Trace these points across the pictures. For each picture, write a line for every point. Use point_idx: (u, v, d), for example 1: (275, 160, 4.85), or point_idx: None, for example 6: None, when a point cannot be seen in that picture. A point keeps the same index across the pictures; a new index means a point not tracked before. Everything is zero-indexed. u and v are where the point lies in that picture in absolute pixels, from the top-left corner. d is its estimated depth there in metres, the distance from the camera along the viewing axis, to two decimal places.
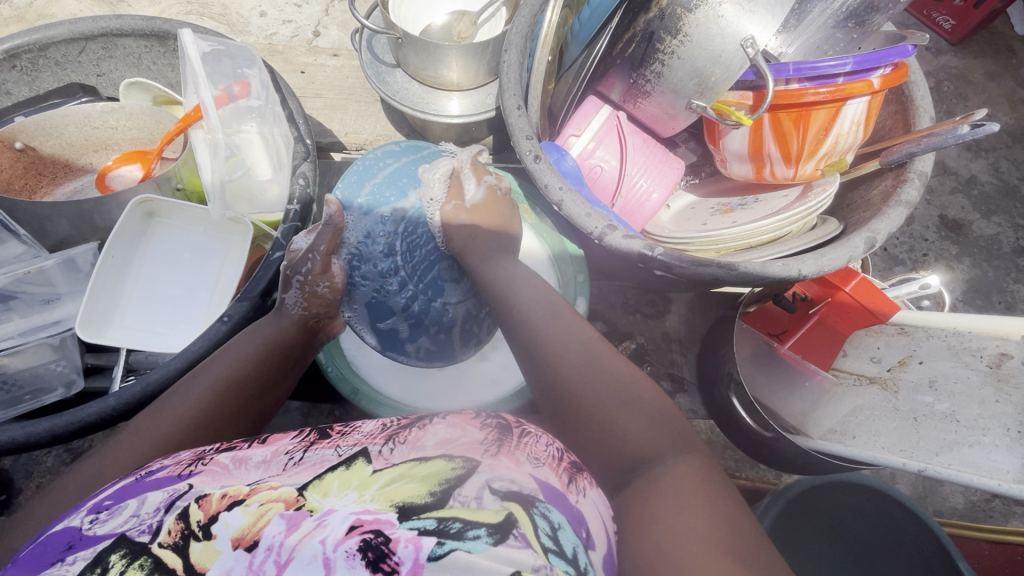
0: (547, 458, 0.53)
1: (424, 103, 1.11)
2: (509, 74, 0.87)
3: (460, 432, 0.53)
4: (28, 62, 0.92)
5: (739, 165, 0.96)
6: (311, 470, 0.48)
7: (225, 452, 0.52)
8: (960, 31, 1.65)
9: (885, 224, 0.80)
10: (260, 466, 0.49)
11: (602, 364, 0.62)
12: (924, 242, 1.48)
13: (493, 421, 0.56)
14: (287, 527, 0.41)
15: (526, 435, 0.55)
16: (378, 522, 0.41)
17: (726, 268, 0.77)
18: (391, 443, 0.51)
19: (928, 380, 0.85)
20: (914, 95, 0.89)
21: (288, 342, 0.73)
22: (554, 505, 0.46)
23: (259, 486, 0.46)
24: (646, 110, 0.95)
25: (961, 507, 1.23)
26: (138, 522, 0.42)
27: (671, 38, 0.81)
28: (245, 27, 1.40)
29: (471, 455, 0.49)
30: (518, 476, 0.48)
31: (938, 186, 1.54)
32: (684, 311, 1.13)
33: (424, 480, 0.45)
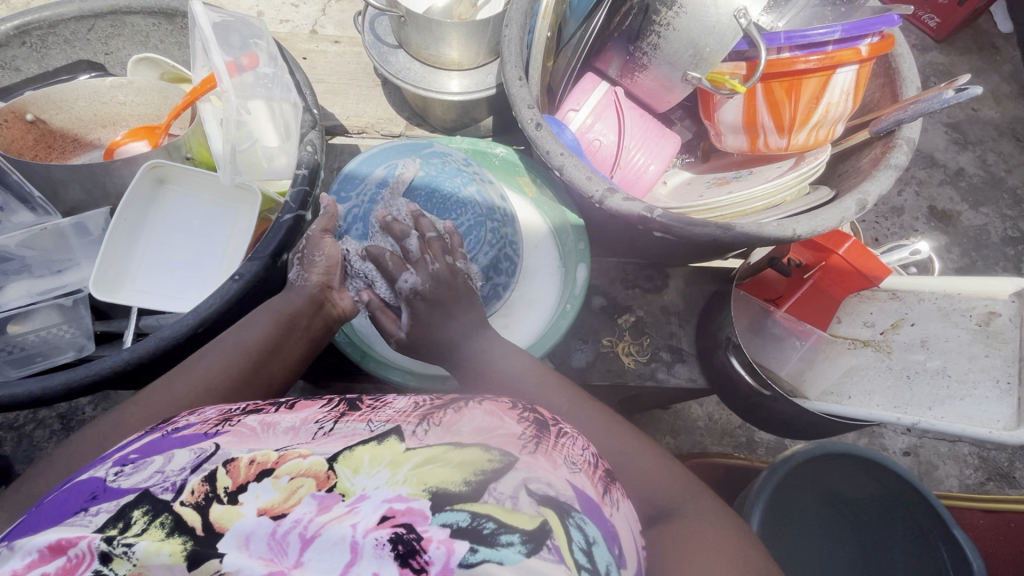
0: (583, 463, 0.52)
1: (425, 82, 1.13)
2: (510, 47, 0.89)
3: (498, 421, 0.52)
4: (37, 38, 0.94)
5: (733, 138, 0.99)
6: (341, 441, 0.47)
7: (252, 415, 0.51)
8: (945, 28, 1.69)
9: (875, 186, 0.83)
10: (288, 432, 0.48)
11: (603, 417, 0.65)
12: (914, 232, 1.51)
13: (530, 415, 0.55)
14: (318, 507, 0.39)
15: (563, 436, 0.54)
16: (410, 513, 0.39)
17: (723, 228, 0.79)
18: (426, 423, 0.50)
19: (920, 340, 0.88)
20: (901, 67, 0.93)
21: (299, 316, 0.72)
22: (588, 517, 0.45)
23: (288, 454, 0.44)
24: (642, 85, 0.98)
25: (956, 489, 1.25)
26: (162, 480, 0.41)
27: (667, 9, 0.84)
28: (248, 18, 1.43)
29: (509, 449, 0.48)
30: (555, 480, 0.46)
31: (927, 178, 1.58)
32: (681, 284, 1.16)
33: (459, 466, 0.44)
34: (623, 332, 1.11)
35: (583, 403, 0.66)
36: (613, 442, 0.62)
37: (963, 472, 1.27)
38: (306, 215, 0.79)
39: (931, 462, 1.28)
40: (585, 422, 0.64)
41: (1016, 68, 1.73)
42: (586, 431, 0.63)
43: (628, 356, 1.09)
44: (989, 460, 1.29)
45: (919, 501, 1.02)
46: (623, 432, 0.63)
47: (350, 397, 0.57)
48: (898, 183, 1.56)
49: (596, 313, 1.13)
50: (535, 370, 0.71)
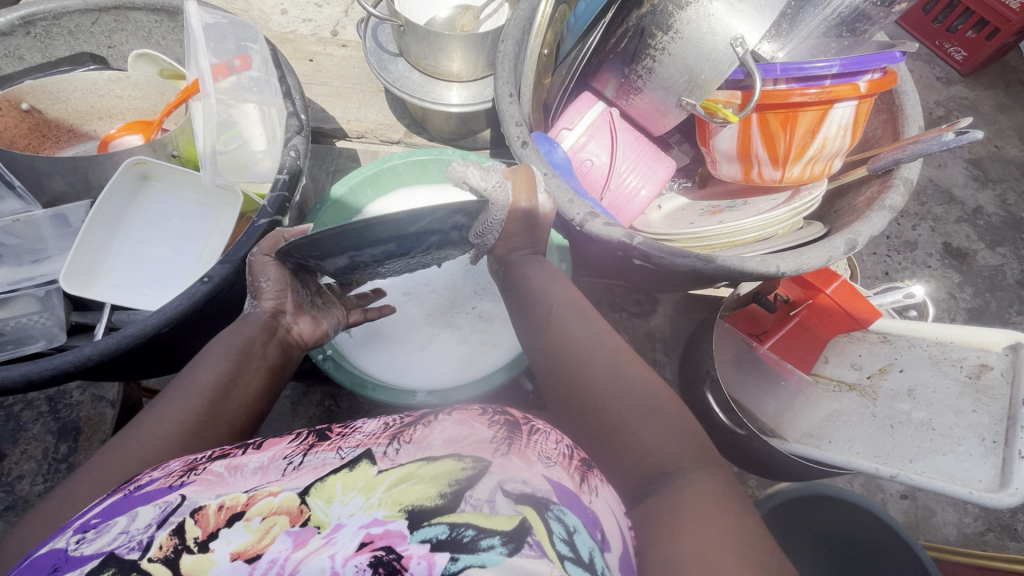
0: (558, 456, 0.53)
1: (423, 92, 1.13)
2: (504, 64, 0.89)
3: (468, 429, 0.53)
4: (42, 29, 0.95)
5: (727, 166, 0.97)
6: (311, 473, 0.47)
7: (218, 461, 0.50)
8: (971, 63, 1.64)
9: (867, 227, 0.80)
10: (256, 472, 0.48)
11: (619, 372, 0.61)
12: (926, 268, 1.46)
13: (501, 418, 0.56)
14: (293, 543, 0.40)
15: (535, 432, 0.55)
16: (388, 535, 0.40)
17: (704, 260, 0.77)
18: (396, 443, 0.50)
19: (907, 388, 0.84)
20: (904, 104, 0.90)
21: (252, 344, 0.68)
22: (568, 508, 0.46)
23: (257, 494, 0.45)
24: (637, 108, 0.97)
25: (953, 538, 1.20)
26: (127, 540, 0.41)
27: (662, 33, 0.83)
28: (263, 18, 1.45)
29: (482, 454, 0.49)
30: (531, 476, 0.48)
31: (943, 215, 1.53)
32: (670, 311, 1.14)
33: (432, 480, 0.45)
34: None
35: (604, 356, 0.63)
36: (625, 401, 0.58)
37: (962, 521, 1.21)
38: (282, 219, 0.79)
39: (929, 507, 1.22)
40: (595, 378, 0.61)
41: None
42: (591, 381, 0.61)
43: None
44: (991, 510, 1.23)
45: (905, 552, 0.95)
46: (638, 388, 0.59)
47: (318, 426, 0.56)
48: (912, 217, 1.52)
49: None
50: (556, 312, 0.69)
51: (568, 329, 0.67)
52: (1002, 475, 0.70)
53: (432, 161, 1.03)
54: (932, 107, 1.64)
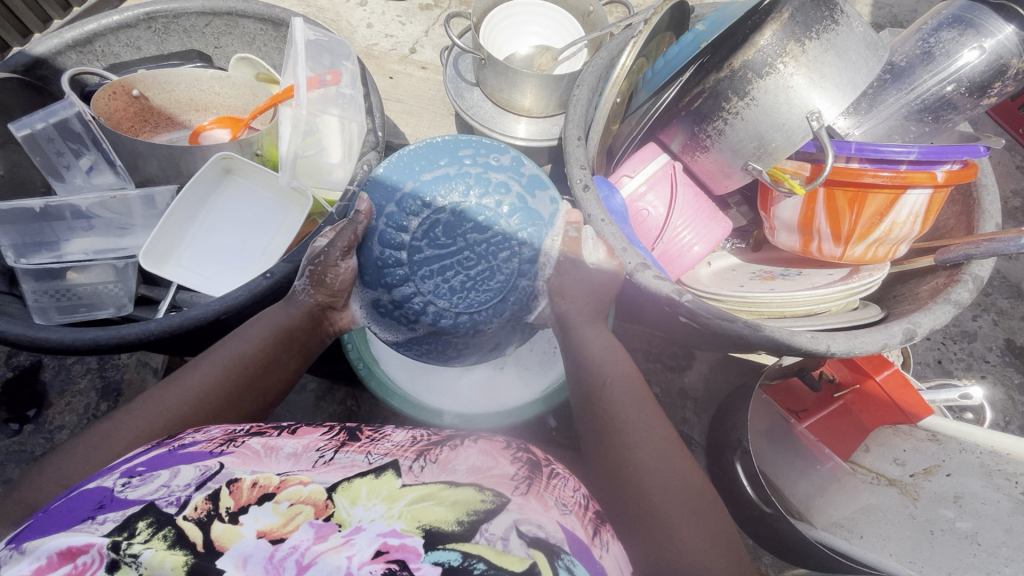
0: (573, 505, 0.54)
1: (493, 122, 1.18)
2: (576, 107, 0.92)
3: (491, 462, 0.55)
4: (162, 25, 1.04)
5: (786, 236, 0.96)
6: (340, 471, 0.50)
7: (256, 438, 0.54)
8: None
9: (928, 319, 0.78)
10: (289, 458, 0.52)
11: (668, 451, 0.61)
12: (984, 364, 1.39)
13: (524, 456, 0.58)
14: (315, 535, 0.42)
15: (554, 477, 0.57)
16: (404, 549, 0.42)
17: (752, 328, 0.76)
18: (422, 460, 0.53)
19: (952, 495, 0.78)
20: (982, 198, 0.87)
21: (297, 329, 0.74)
22: (578, 559, 0.46)
23: (289, 480, 0.47)
24: (701, 164, 0.96)
25: None
26: (168, 494, 0.44)
27: (737, 99, 0.83)
28: (352, 30, 1.54)
29: (500, 491, 0.50)
30: (546, 520, 0.49)
31: (1010, 310, 1.45)
32: (706, 370, 1.12)
33: (452, 505, 0.47)
34: None
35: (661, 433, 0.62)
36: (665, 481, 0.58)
37: None
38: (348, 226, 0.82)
39: None
40: (646, 454, 0.61)
41: None
42: (633, 439, 0.62)
43: None
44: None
45: None
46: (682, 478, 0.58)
47: (349, 425, 0.61)
48: (974, 307, 1.44)
49: None
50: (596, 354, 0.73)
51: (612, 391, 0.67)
52: None
53: None
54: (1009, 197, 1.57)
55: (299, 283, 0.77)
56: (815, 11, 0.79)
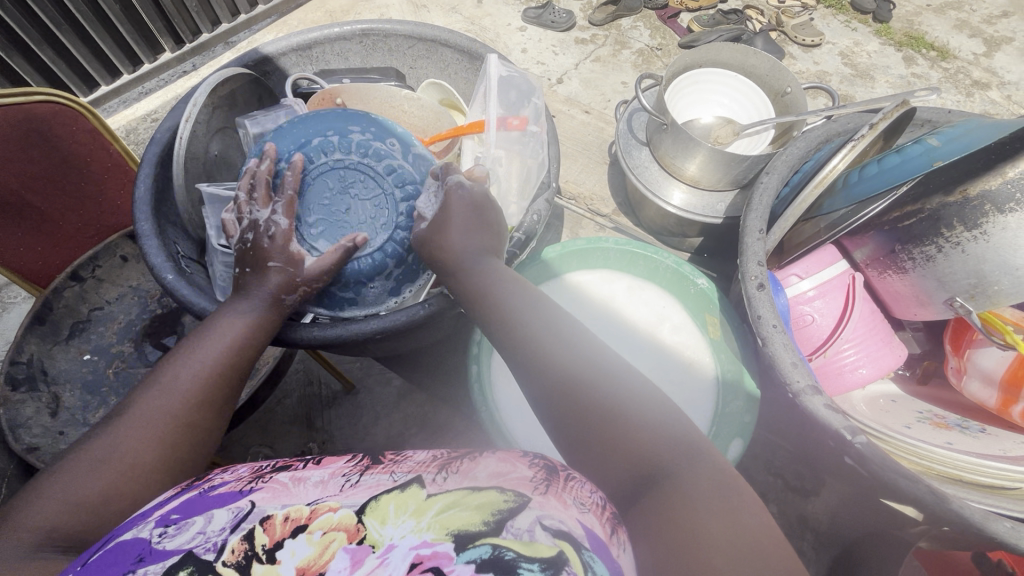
0: (593, 504, 0.49)
1: (654, 185, 1.15)
2: (762, 197, 0.87)
3: (511, 466, 0.52)
4: (372, 42, 1.13)
5: (978, 387, 0.83)
6: (367, 492, 0.48)
7: (283, 472, 0.52)
8: None
9: None
10: (317, 486, 0.50)
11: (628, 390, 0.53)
12: None
13: (542, 462, 0.53)
14: (351, 563, 0.41)
15: (574, 479, 0.51)
16: (436, 556, 0.41)
17: (936, 496, 0.66)
18: (444, 471, 0.51)
19: None
20: None
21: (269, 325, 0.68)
22: (599, 556, 0.43)
23: (319, 509, 0.46)
24: (891, 285, 0.87)
25: None
26: (204, 540, 0.43)
27: (963, 229, 0.74)
28: (508, 54, 1.64)
29: (522, 490, 0.48)
30: (567, 518, 0.46)
31: None
32: (834, 501, 0.99)
33: (477, 508, 0.45)
34: None
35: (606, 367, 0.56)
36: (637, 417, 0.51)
37: None
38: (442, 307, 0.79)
39: None
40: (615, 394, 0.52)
41: None
42: (615, 401, 0.52)
43: None
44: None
45: None
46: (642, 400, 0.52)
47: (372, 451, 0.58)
48: None
49: None
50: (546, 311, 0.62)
51: (561, 360, 0.55)
52: None
53: (643, 256, 1.03)
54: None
55: (267, 263, 0.69)
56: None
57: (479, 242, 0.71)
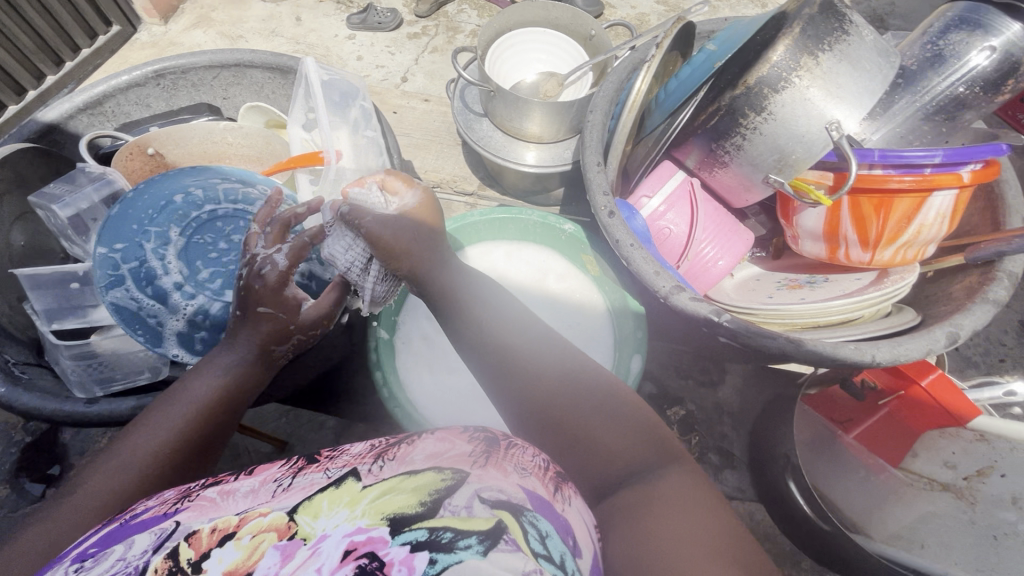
0: (533, 466, 0.53)
1: (504, 150, 1.18)
2: (592, 133, 0.92)
3: (448, 445, 0.54)
4: (170, 81, 1.05)
5: (811, 244, 0.96)
6: (300, 493, 0.48)
7: (211, 487, 0.51)
8: None
9: (970, 321, 0.77)
10: (247, 496, 0.49)
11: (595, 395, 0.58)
12: None
13: (481, 434, 0.57)
14: (282, 557, 0.40)
15: (514, 446, 0.55)
16: (370, 542, 0.41)
17: (794, 344, 0.76)
18: (380, 461, 0.52)
19: (1010, 497, 0.79)
20: (1004, 194, 0.88)
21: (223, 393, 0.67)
22: (541, 514, 0.46)
23: (248, 515, 0.45)
24: (720, 180, 0.97)
25: None
26: (124, 565, 0.42)
27: (755, 114, 0.84)
28: (339, 64, 1.60)
29: (460, 466, 0.50)
30: (506, 485, 0.48)
31: None
32: (739, 382, 1.10)
33: (413, 491, 0.46)
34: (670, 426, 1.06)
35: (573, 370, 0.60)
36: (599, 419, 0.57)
37: None
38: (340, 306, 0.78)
39: None
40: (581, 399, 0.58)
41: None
42: (579, 413, 0.57)
43: None
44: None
45: None
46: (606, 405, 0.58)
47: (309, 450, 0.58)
48: None
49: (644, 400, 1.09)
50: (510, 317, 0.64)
51: (540, 361, 0.60)
52: None
53: (511, 219, 1.07)
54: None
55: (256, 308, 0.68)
56: (825, 24, 0.79)
57: (427, 239, 0.66)
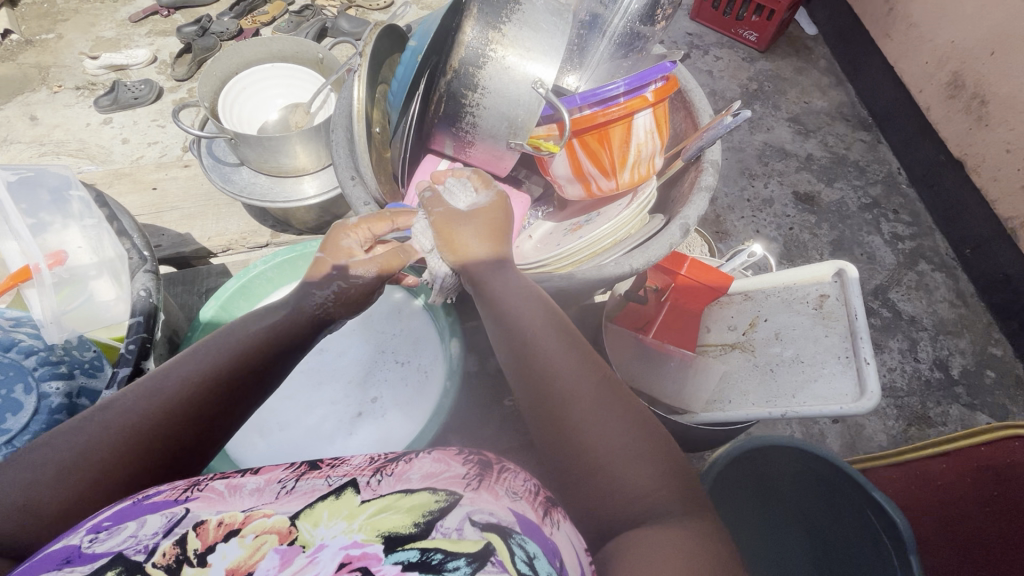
0: (524, 491, 0.48)
1: (273, 193, 1.14)
2: (339, 151, 0.93)
3: (444, 465, 0.48)
4: None
5: (571, 188, 1.06)
6: (302, 498, 0.45)
7: (221, 478, 0.48)
8: (763, 40, 2.06)
9: (693, 210, 0.92)
10: (254, 493, 0.45)
11: (610, 416, 0.51)
12: (787, 218, 1.70)
13: (475, 456, 0.51)
14: (281, 562, 0.38)
15: (506, 470, 0.50)
16: (365, 557, 0.38)
17: (567, 279, 0.84)
18: (379, 473, 0.47)
19: (775, 333, 0.96)
20: (693, 99, 1.06)
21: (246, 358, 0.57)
22: (530, 537, 0.42)
23: (254, 514, 0.42)
24: (477, 157, 1.03)
25: (886, 444, 1.34)
26: (136, 543, 0.40)
27: (472, 92, 0.91)
28: None
29: (454, 489, 0.46)
30: (498, 508, 0.44)
31: (786, 168, 1.80)
32: (570, 327, 1.20)
33: (409, 510, 0.43)
34: None
35: (601, 385, 0.53)
36: (603, 440, 0.49)
37: (888, 425, 1.36)
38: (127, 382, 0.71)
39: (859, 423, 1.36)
40: (597, 413, 0.51)
41: (829, 63, 2.11)
42: (590, 434, 0.50)
43: None
44: (905, 407, 1.39)
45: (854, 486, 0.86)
46: (620, 427, 0.50)
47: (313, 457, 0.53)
48: (762, 178, 1.77)
49: (494, 375, 1.15)
50: (527, 328, 0.57)
51: (561, 369, 0.54)
52: (860, 384, 0.80)
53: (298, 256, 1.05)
54: (748, 84, 2.02)
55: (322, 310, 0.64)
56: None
57: (491, 258, 0.67)
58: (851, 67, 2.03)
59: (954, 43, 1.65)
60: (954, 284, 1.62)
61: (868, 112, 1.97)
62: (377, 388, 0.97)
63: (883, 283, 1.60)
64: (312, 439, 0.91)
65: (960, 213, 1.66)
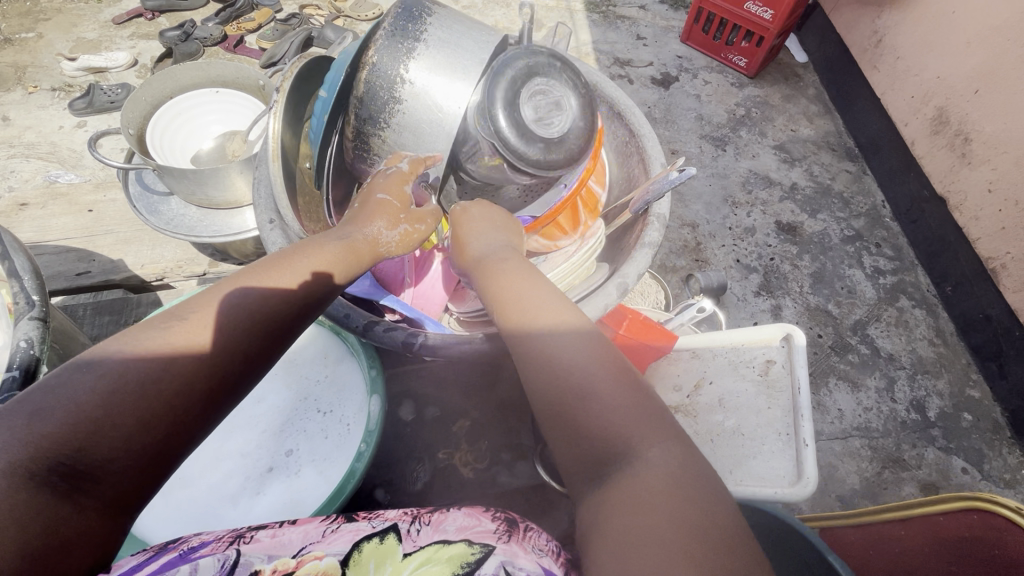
0: (549, 550, 0.55)
1: (201, 226, 1.09)
2: (260, 190, 0.89)
3: (477, 520, 0.58)
4: None
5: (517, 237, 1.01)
6: (343, 550, 0.55)
7: (263, 530, 0.58)
8: (753, 65, 2.02)
9: (632, 268, 0.86)
10: (298, 542, 0.57)
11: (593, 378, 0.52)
12: (768, 248, 1.65)
13: (503, 514, 0.59)
14: None
15: (530, 529, 0.58)
16: None
17: (487, 342, 0.79)
18: (417, 523, 0.59)
19: (718, 400, 0.88)
20: (645, 145, 1.00)
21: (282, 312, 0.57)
22: None
23: (305, 558, 0.54)
24: None
25: (859, 487, 1.28)
26: None
27: (384, 129, 0.84)
28: None
29: (488, 541, 0.54)
30: (527, 561, 0.51)
31: (769, 198, 1.76)
32: (514, 374, 1.15)
33: (448, 561, 0.52)
34: (458, 441, 1.07)
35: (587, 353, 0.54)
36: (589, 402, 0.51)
37: (861, 466, 1.31)
38: None
39: (831, 463, 1.31)
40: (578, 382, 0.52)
41: (819, 91, 2.07)
42: (581, 403, 0.51)
43: (466, 465, 1.05)
44: (880, 448, 1.34)
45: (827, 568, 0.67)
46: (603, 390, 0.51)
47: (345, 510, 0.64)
48: (745, 207, 1.72)
49: (430, 425, 1.08)
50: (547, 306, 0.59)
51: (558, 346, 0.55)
52: (797, 466, 0.79)
53: None
54: (735, 109, 1.97)
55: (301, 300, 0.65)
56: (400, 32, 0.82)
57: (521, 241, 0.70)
58: (838, 95, 2.00)
59: (940, 78, 1.60)
60: (933, 321, 1.57)
61: (855, 143, 1.93)
62: (294, 440, 0.90)
63: (862, 319, 1.54)
64: (213, 499, 0.84)
65: (942, 251, 1.62)
